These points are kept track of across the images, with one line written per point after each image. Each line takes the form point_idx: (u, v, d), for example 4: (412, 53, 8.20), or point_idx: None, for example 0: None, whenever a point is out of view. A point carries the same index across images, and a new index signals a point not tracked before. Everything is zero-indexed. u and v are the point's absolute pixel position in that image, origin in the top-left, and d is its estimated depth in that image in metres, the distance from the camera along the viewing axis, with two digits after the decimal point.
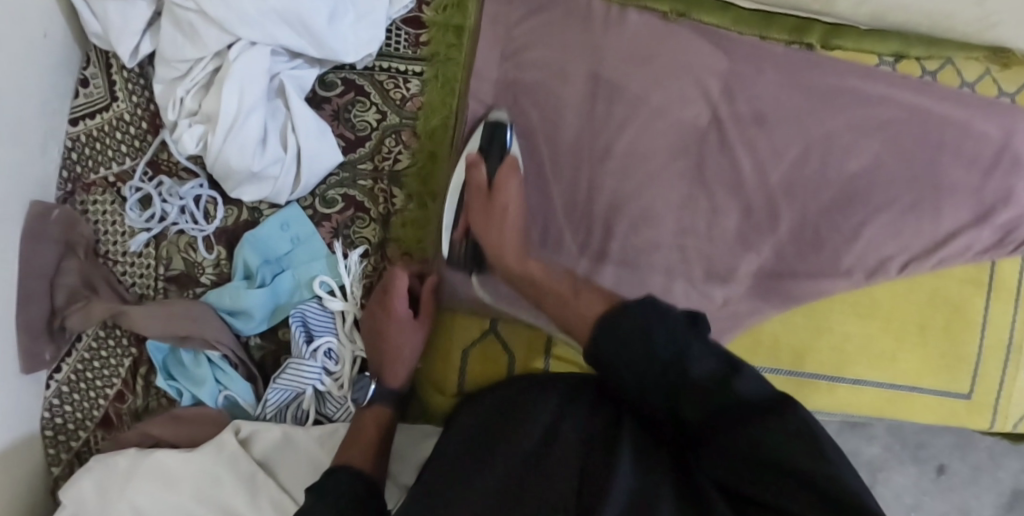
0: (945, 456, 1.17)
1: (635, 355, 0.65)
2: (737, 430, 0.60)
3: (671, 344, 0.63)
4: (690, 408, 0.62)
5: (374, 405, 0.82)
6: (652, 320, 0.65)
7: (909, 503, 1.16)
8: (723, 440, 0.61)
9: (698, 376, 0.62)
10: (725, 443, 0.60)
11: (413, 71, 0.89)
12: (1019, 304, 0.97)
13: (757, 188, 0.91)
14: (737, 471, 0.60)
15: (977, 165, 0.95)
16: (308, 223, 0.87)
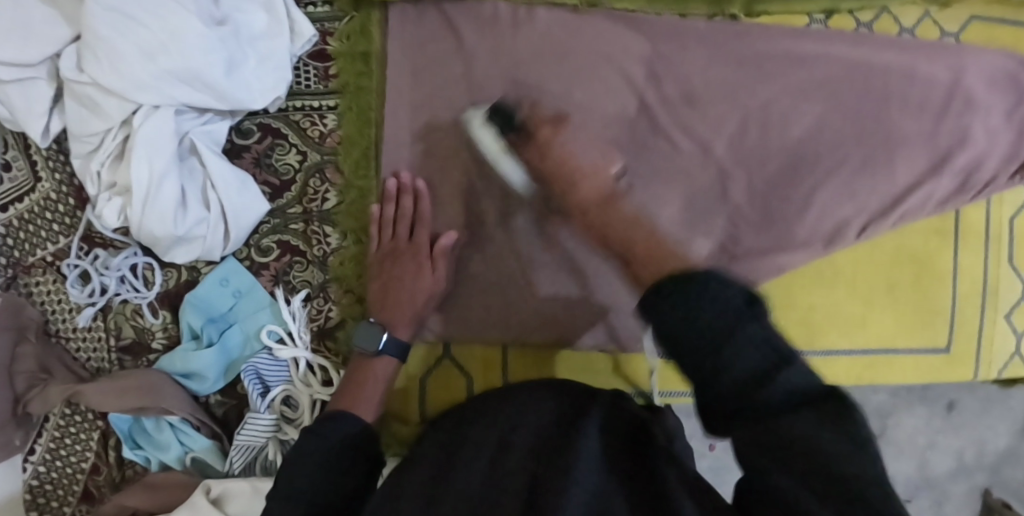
0: (952, 394, 1.32)
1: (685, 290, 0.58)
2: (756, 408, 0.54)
3: (708, 295, 0.57)
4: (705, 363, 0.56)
5: None
6: (695, 293, 0.57)
7: (921, 442, 1.32)
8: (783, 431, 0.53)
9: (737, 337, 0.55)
10: (739, 414, 0.55)
11: (328, 105, 0.86)
12: (989, 247, 0.98)
13: (704, 169, 0.89)
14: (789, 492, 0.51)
15: (927, 110, 0.92)
16: (247, 274, 0.86)
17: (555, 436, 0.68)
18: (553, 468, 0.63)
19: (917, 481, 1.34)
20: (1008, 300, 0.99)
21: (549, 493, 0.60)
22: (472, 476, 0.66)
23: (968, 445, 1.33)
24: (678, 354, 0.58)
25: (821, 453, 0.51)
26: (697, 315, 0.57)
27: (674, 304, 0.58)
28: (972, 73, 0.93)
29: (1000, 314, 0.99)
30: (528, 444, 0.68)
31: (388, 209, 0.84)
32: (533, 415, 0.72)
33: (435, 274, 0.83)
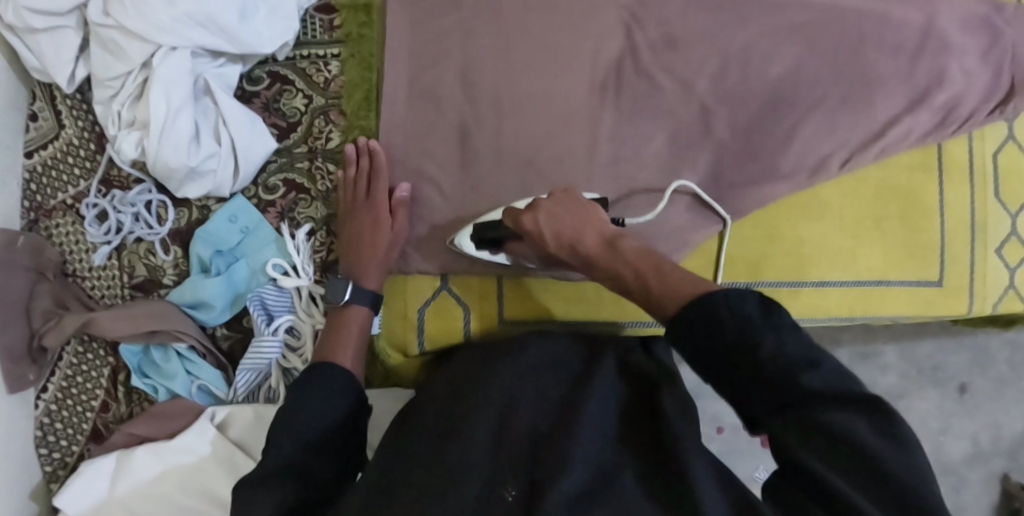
0: (963, 376, 1.35)
1: (699, 321, 0.62)
2: (789, 416, 0.57)
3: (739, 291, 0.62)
4: (729, 347, 0.61)
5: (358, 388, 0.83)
6: (716, 309, 0.62)
7: (936, 427, 1.35)
8: (803, 408, 0.57)
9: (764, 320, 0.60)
10: (776, 410, 0.58)
11: (332, 53, 0.92)
12: (974, 183, 1.01)
13: (687, 106, 0.94)
14: (813, 467, 0.55)
15: (903, 50, 0.97)
16: (254, 211, 0.90)
17: (565, 406, 0.70)
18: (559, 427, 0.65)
19: (931, 466, 1.34)
20: (997, 235, 1.01)
21: (553, 464, 0.61)
22: (483, 418, 0.67)
23: (984, 429, 1.35)
24: (698, 345, 0.62)
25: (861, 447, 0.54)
26: (707, 331, 0.62)
27: (691, 330, 0.63)
28: (944, 17, 0.99)
29: (991, 249, 1.01)
30: (535, 401, 0.70)
31: (349, 171, 0.89)
32: (545, 376, 0.74)
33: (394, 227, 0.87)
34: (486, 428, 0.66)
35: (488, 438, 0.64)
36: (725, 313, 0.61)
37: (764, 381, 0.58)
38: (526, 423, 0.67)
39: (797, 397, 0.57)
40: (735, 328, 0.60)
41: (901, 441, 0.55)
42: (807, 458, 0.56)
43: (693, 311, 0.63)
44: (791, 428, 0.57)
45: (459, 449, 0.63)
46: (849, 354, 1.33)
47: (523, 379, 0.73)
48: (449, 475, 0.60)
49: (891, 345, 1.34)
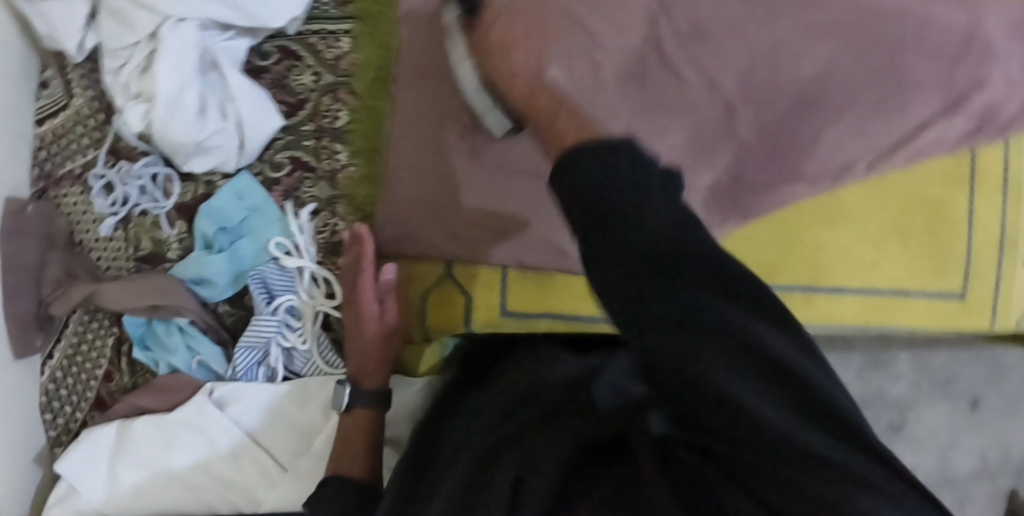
0: (978, 391, 1.30)
1: (585, 176, 0.52)
2: (700, 339, 0.47)
3: (628, 188, 0.50)
4: (636, 240, 0.49)
5: (354, 409, 0.84)
6: (596, 167, 0.52)
7: (942, 439, 1.30)
8: (703, 311, 0.47)
9: (642, 181, 0.51)
10: (678, 321, 0.47)
11: (343, 29, 0.90)
12: (1007, 193, 0.96)
13: (711, 101, 0.89)
14: (723, 381, 0.46)
15: (943, 55, 0.93)
16: (260, 188, 0.89)
17: (515, 439, 0.71)
18: (528, 450, 0.68)
19: (937, 479, 1.29)
20: None
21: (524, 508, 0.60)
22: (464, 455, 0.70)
23: (993, 446, 1.30)
24: (592, 234, 0.51)
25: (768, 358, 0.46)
26: (603, 229, 0.50)
27: (592, 172, 0.52)
28: (991, 20, 0.95)
29: (1019, 264, 0.97)
30: (502, 427, 0.73)
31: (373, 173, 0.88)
32: (504, 427, 0.73)
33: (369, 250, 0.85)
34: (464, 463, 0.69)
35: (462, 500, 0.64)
36: (622, 182, 0.50)
37: (648, 301, 0.48)
38: (498, 449, 0.70)
39: (695, 280, 0.48)
40: (615, 169, 0.51)
41: (803, 345, 0.48)
42: (723, 373, 0.46)
43: (592, 173, 0.52)
44: (702, 349, 0.46)
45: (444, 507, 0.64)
46: (862, 359, 1.28)
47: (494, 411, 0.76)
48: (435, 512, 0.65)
49: (905, 353, 1.30)
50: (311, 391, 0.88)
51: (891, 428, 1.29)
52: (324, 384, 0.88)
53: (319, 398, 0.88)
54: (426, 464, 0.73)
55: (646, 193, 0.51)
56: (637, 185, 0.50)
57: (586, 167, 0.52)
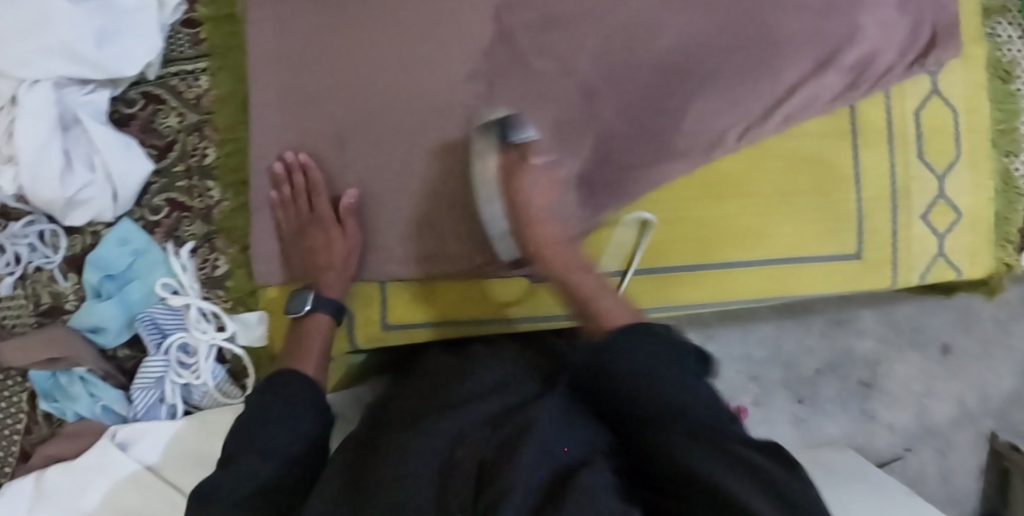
0: (946, 336, 1.28)
1: (641, 348, 0.68)
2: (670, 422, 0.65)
3: (660, 354, 0.68)
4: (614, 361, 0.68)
5: (314, 317, 0.85)
6: (637, 350, 0.68)
7: (918, 390, 1.27)
8: (687, 422, 0.64)
9: (658, 375, 0.67)
10: (692, 432, 0.63)
11: (200, 68, 0.91)
12: (893, 143, 0.94)
13: (568, 88, 0.89)
14: (699, 466, 0.60)
15: (808, 10, 0.91)
16: (142, 233, 0.91)
17: (506, 413, 0.67)
18: (513, 432, 0.63)
19: (915, 429, 1.27)
20: (922, 202, 0.95)
21: (494, 495, 0.57)
22: (449, 424, 0.65)
23: (969, 390, 1.28)
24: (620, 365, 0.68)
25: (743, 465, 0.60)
26: (627, 345, 0.69)
27: (627, 344, 0.69)
28: None
29: (916, 216, 0.95)
30: (496, 406, 0.68)
31: (284, 191, 0.88)
32: (485, 401, 0.68)
33: (345, 237, 0.87)
34: (447, 432, 0.64)
35: (430, 479, 0.60)
36: (658, 361, 0.68)
37: (652, 396, 0.66)
38: (489, 427, 0.65)
39: (698, 419, 0.64)
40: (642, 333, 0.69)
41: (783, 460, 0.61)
42: (710, 465, 0.60)
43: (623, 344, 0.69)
44: (681, 441, 0.63)
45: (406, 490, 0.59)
46: (822, 321, 1.26)
47: (484, 385, 0.71)
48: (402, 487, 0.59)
49: (868, 308, 1.27)
50: (212, 423, 0.90)
51: (863, 387, 1.27)
52: (223, 415, 0.91)
53: (220, 430, 0.90)
54: (401, 428, 0.67)
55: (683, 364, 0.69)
56: (658, 357, 0.68)
57: (627, 346, 0.68)
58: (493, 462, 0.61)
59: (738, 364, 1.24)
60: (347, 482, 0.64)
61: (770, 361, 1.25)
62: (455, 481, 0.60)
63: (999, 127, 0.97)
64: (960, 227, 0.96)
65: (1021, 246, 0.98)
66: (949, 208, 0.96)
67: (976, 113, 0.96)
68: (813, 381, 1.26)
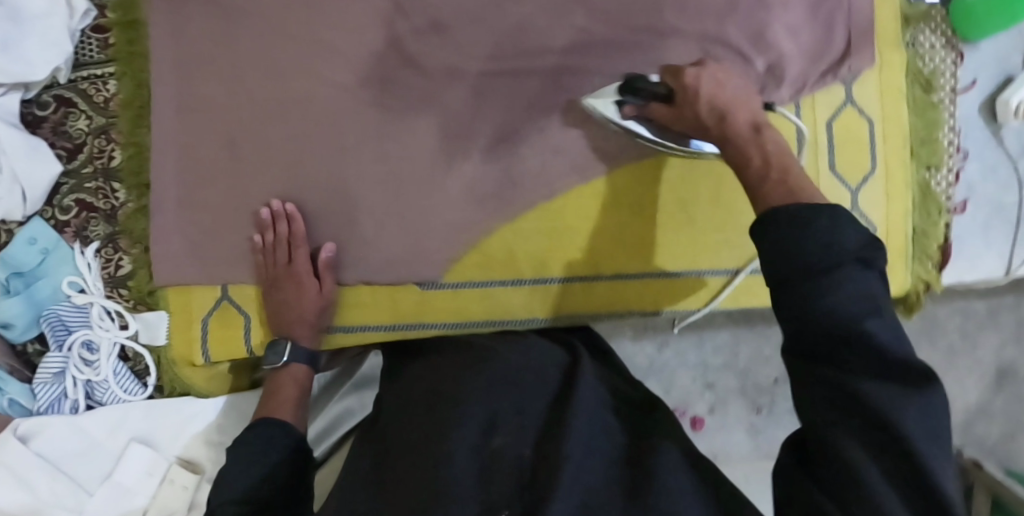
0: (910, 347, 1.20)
1: (811, 242, 0.55)
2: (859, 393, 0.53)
3: (805, 248, 0.55)
4: (794, 281, 0.55)
5: (288, 367, 0.85)
6: (807, 245, 0.55)
7: None
8: (848, 390, 0.53)
9: (857, 288, 0.53)
10: (838, 406, 0.54)
11: (108, 73, 0.94)
12: (806, 152, 0.90)
13: (457, 91, 0.89)
14: (845, 435, 0.53)
15: (709, 12, 0.89)
16: (51, 232, 0.94)
17: (543, 409, 0.68)
18: (551, 422, 0.66)
19: None
20: None
21: (539, 491, 0.58)
22: (483, 407, 0.67)
23: None
24: (782, 280, 0.56)
25: (832, 363, 0.54)
26: (805, 288, 0.54)
27: (783, 242, 0.56)
28: None
29: None
30: (525, 395, 0.70)
31: (267, 237, 0.89)
32: (518, 389, 0.70)
33: (321, 292, 0.88)
34: (479, 417, 0.66)
35: (472, 462, 0.62)
36: (798, 259, 0.55)
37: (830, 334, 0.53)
38: (520, 417, 0.66)
39: (841, 378, 0.53)
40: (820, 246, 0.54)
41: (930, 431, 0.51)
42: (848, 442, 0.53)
43: (783, 236, 0.56)
44: (843, 412, 0.54)
45: (445, 468, 0.60)
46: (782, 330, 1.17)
47: (500, 372, 0.72)
48: (448, 486, 0.59)
49: None
50: (119, 416, 0.92)
51: None
52: (130, 409, 0.92)
53: (130, 424, 0.92)
54: (418, 414, 0.70)
55: (826, 278, 0.54)
56: (829, 246, 0.54)
57: (823, 233, 0.55)
58: (535, 459, 0.61)
59: (694, 372, 1.13)
60: (381, 478, 0.65)
61: (726, 369, 1.13)
62: (492, 475, 0.60)
63: (919, 138, 0.92)
64: None
65: (941, 263, 0.94)
66: (864, 222, 0.91)
67: (892, 123, 0.92)
68: (772, 390, 1.14)
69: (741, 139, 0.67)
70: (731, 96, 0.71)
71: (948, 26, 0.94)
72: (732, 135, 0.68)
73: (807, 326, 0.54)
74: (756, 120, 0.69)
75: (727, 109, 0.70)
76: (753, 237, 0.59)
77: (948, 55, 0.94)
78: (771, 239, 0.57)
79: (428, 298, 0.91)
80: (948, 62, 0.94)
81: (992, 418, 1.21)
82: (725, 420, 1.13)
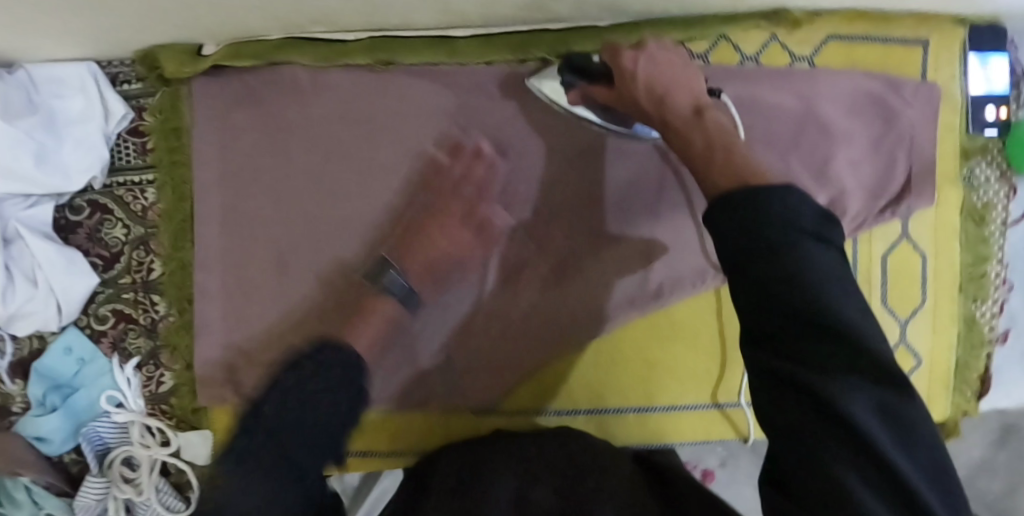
0: None
1: (767, 212, 0.54)
2: (833, 371, 0.51)
3: (756, 211, 0.54)
4: (760, 261, 0.53)
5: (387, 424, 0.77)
6: (772, 209, 0.54)
7: None
8: (819, 388, 0.51)
9: (801, 262, 0.52)
10: (802, 391, 0.51)
11: (147, 180, 0.90)
12: (858, 289, 0.91)
13: (519, 216, 0.88)
14: (832, 476, 0.49)
15: (777, 147, 0.88)
16: (87, 342, 0.90)
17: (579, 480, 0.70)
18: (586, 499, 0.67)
19: None
20: None
21: None
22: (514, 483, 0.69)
23: None
24: (742, 256, 0.54)
25: (807, 350, 0.52)
26: (765, 262, 0.53)
27: (741, 213, 0.55)
28: (828, 100, 0.88)
29: None
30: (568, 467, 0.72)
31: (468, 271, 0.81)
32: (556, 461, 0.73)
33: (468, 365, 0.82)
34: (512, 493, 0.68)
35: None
36: (761, 219, 0.54)
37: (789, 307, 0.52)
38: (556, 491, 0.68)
39: (823, 372, 0.51)
40: (773, 222, 0.53)
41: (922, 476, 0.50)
42: (826, 449, 0.50)
43: (745, 202, 0.55)
44: (809, 404, 0.51)
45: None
46: None
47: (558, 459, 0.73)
48: None
49: None
50: None
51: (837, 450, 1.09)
52: None
53: None
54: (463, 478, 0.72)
55: (794, 253, 0.53)
56: (789, 227, 0.53)
57: (777, 212, 0.54)
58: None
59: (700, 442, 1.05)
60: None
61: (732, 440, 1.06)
62: None
63: (967, 272, 0.94)
64: (918, 374, 0.94)
65: (979, 392, 0.97)
66: (911, 354, 0.93)
67: (944, 259, 0.92)
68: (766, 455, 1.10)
69: (672, 123, 0.70)
70: (667, 73, 0.74)
71: (1003, 157, 0.94)
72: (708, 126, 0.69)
73: (771, 292, 0.52)
74: (697, 102, 0.72)
75: (669, 92, 0.72)
76: (714, 215, 0.57)
77: (1001, 187, 0.94)
78: (726, 226, 0.55)
79: (478, 426, 0.91)
80: (1001, 195, 0.94)
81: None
82: (734, 476, 1.06)
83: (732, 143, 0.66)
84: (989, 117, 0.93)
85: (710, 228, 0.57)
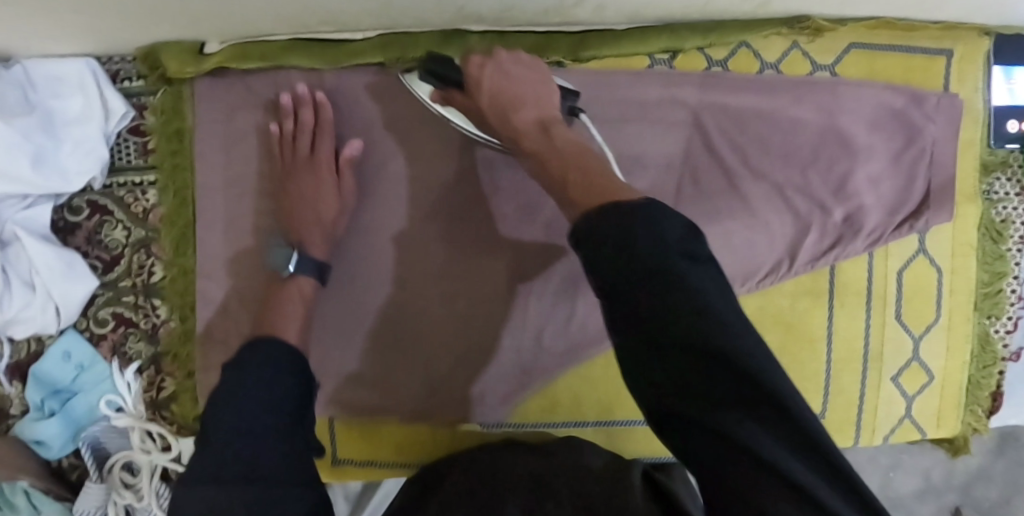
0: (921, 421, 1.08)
1: (618, 231, 0.54)
2: (727, 402, 0.49)
3: (619, 232, 0.53)
4: (636, 279, 0.52)
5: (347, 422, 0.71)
6: (636, 226, 0.53)
7: (886, 464, 1.09)
8: (713, 421, 0.49)
9: (673, 284, 0.52)
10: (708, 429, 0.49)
11: (148, 181, 0.87)
12: (872, 306, 0.90)
13: (530, 226, 0.85)
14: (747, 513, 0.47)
15: (795, 159, 0.86)
16: (86, 346, 0.88)
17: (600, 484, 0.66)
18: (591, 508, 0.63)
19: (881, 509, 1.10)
20: (895, 364, 0.91)
21: None
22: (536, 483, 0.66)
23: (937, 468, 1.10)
24: (624, 278, 0.53)
25: (703, 385, 0.50)
26: (642, 285, 0.52)
27: (606, 233, 0.54)
28: (849, 113, 0.86)
29: (887, 377, 0.91)
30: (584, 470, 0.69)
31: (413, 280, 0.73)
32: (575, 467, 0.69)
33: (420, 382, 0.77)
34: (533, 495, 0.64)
35: None
36: (632, 240, 0.53)
37: (672, 342, 0.51)
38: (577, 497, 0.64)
39: (720, 406, 0.49)
40: (644, 242, 0.53)
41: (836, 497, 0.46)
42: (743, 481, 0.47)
43: (607, 225, 0.54)
44: (717, 442, 0.49)
45: None
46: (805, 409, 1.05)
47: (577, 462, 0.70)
48: None
49: None
50: None
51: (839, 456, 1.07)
52: None
53: None
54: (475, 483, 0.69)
55: (672, 276, 0.52)
56: (658, 247, 0.53)
57: (638, 230, 0.53)
58: None
59: None
60: None
61: None
62: None
63: (982, 290, 0.92)
64: (930, 391, 0.93)
65: (991, 410, 0.96)
66: (923, 371, 0.92)
67: (960, 276, 0.91)
68: None
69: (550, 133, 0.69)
70: (521, 85, 0.74)
71: None
72: (557, 141, 0.68)
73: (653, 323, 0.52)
74: (542, 119, 0.71)
75: (512, 104, 0.72)
76: (579, 237, 0.56)
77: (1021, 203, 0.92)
78: (592, 241, 0.55)
79: (488, 436, 0.90)
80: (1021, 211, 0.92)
81: (992, 482, 1.10)
82: None
83: (579, 155, 0.66)
84: (1011, 130, 0.91)
85: (577, 238, 0.56)
